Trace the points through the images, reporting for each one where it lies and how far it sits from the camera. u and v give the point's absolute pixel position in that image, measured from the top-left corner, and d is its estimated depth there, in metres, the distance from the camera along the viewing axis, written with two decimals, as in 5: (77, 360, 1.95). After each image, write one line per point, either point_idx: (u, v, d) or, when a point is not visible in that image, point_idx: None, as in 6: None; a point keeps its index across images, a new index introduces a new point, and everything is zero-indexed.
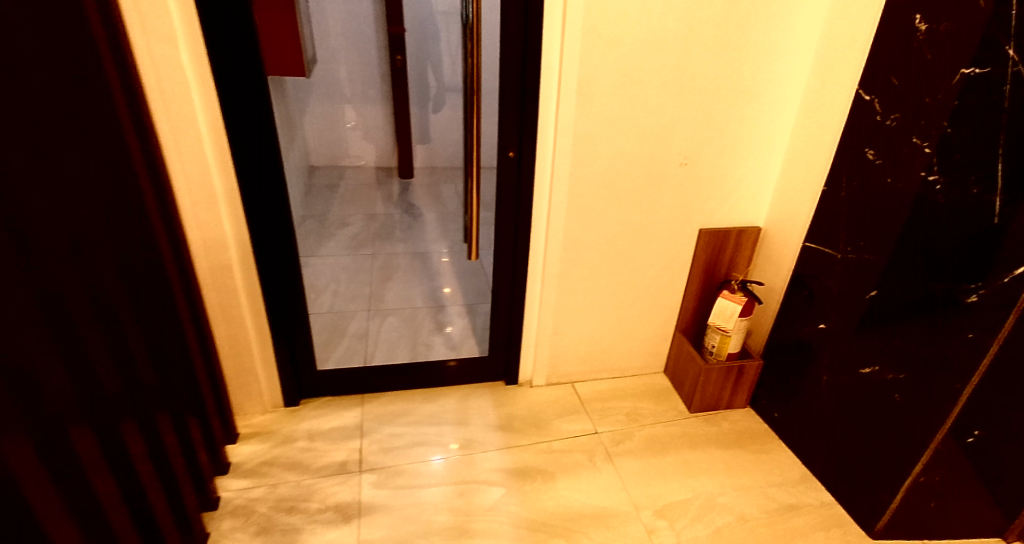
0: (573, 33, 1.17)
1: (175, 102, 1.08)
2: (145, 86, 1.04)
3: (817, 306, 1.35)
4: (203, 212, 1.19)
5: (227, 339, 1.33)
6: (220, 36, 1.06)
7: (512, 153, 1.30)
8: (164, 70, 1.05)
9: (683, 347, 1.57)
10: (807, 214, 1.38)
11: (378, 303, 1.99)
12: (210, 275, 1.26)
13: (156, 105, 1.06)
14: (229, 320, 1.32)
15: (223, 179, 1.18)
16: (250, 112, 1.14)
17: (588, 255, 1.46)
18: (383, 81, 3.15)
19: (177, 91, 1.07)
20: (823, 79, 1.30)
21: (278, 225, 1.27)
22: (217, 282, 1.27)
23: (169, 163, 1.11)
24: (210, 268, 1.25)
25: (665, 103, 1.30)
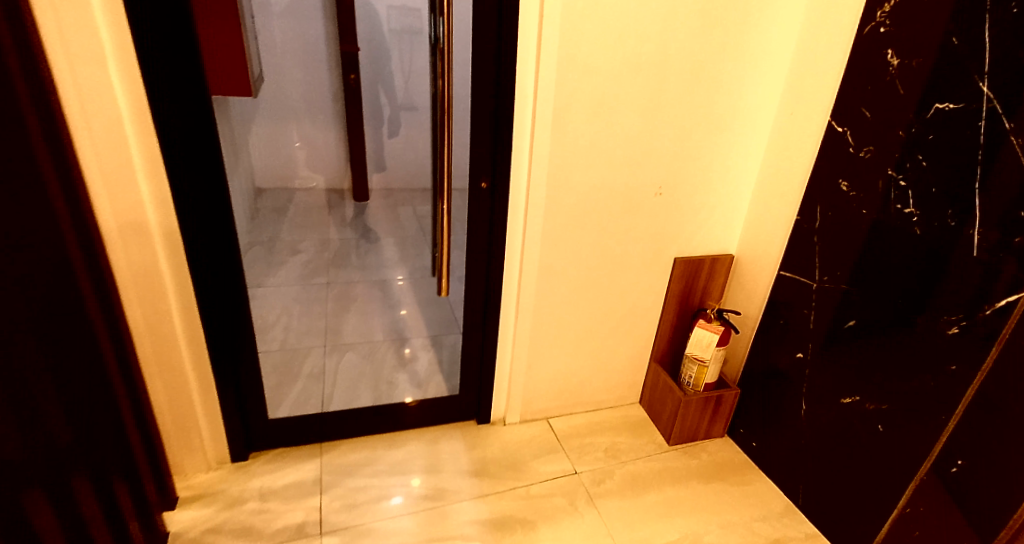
0: (548, 60, 1.13)
1: (102, 128, 0.94)
2: (66, 110, 0.90)
3: (794, 335, 1.34)
4: (135, 252, 1.04)
5: (166, 392, 1.18)
6: (160, 58, 0.95)
7: (485, 183, 1.25)
8: (89, 93, 0.91)
9: (660, 377, 1.54)
10: (781, 243, 1.37)
11: (336, 338, 1.86)
12: (145, 322, 1.11)
13: (79, 132, 0.92)
14: (167, 372, 1.17)
15: (159, 214, 1.04)
16: (195, 142, 1.02)
17: (563, 286, 1.41)
18: (336, 101, 3.03)
19: (104, 116, 0.93)
20: (794, 109, 1.30)
21: (227, 263, 1.15)
22: (154, 329, 1.12)
23: (95, 197, 0.97)
24: (145, 315, 1.10)
25: (640, 132, 1.27)
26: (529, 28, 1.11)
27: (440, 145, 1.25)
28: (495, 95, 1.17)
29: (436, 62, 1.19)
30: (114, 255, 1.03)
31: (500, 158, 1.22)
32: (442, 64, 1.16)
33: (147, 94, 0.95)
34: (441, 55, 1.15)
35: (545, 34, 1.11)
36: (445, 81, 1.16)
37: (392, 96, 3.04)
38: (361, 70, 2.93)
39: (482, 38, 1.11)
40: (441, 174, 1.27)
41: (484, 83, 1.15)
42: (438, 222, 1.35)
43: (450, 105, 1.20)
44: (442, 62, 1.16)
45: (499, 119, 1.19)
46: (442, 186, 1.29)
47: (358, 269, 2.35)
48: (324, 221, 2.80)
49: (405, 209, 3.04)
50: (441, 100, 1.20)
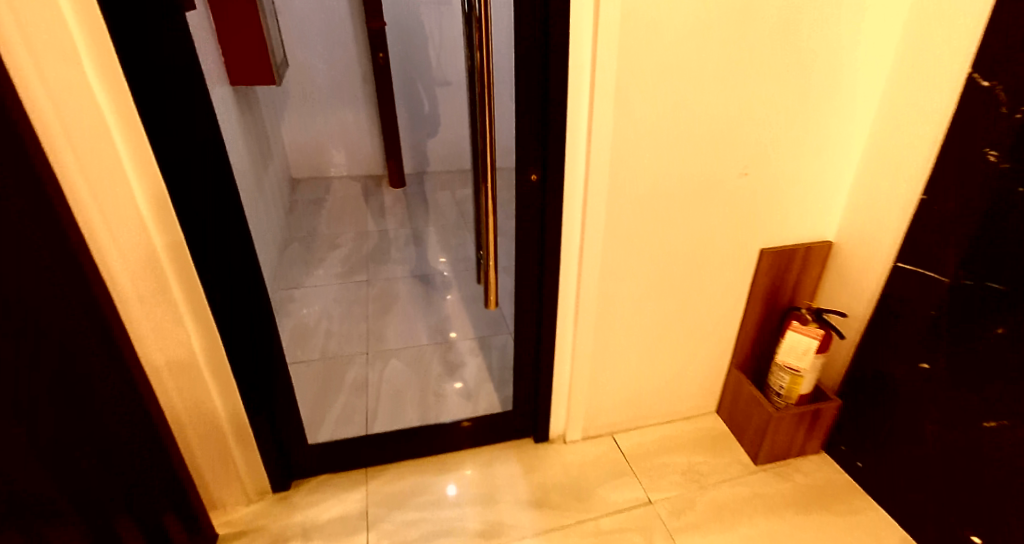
0: (610, 23, 0.92)
1: (86, 140, 0.80)
2: (40, 120, 0.76)
3: (916, 339, 1.12)
4: (145, 281, 0.91)
5: (195, 427, 1.08)
6: (132, 51, 0.78)
7: (535, 175, 1.07)
8: (64, 100, 0.76)
9: (742, 387, 1.39)
10: (897, 229, 1.14)
11: (377, 344, 1.73)
12: (163, 355, 0.99)
13: (59, 147, 0.78)
14: (196, 407, 1.06)
15: (167, 235, 0.91)
16: (191, 149, 0.87)
17: (628, 287, 1.24)
18: (366, 82, 2.87)
19: (85, 125, 0.79)
20: (915, 59, 1.04)
21: (249, 284, 1.02)
22: (173, 361, 1.00)
23: (89, 220, 0.84)
24: (161, 348, 0.98)
25: (722, 101, 1.05)
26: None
27: (482, 136, 1.08)
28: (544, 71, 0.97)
29: (470, 30, 1.00)
30: (120, 287, 0.90)
31: (551, 146, 1.03)
32: (478, 42, 0.97)
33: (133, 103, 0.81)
34: (475, 32, 0.97)
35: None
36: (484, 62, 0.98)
37: (423, 73, 2.86)
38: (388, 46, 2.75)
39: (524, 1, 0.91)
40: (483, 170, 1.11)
41: (530, 55, 0.95)
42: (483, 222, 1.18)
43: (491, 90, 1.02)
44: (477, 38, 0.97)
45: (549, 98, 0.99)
46: (485, 182, 1.13)
47: (397, 262, 2.23)
48: (362, 212, 2.68)
49: (444, 192, 2.89)
50: (479, 84, 1.02)
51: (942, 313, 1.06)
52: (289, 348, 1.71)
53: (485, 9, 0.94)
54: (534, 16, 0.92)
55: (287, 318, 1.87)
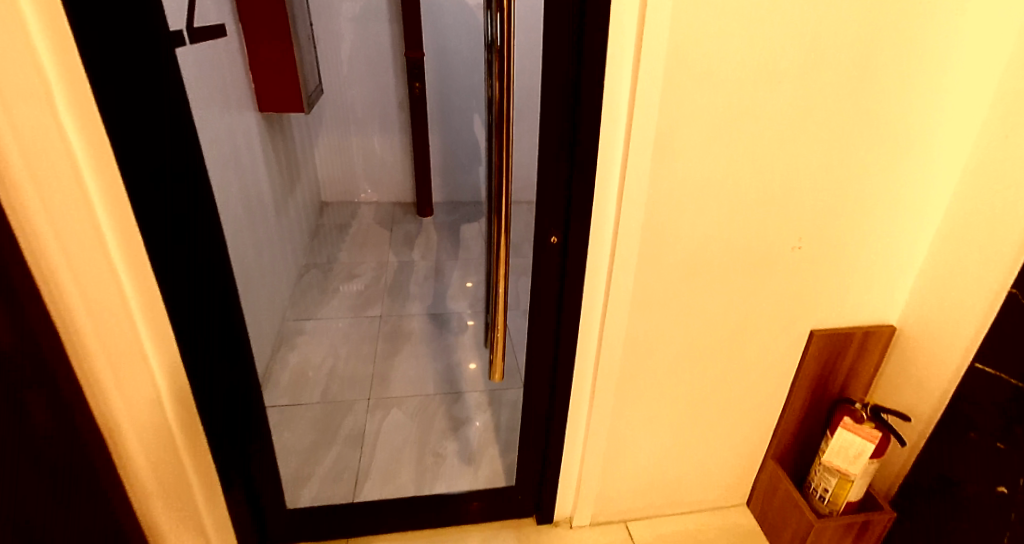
0: (653, 74, 0.81)
1: (55, 189, 0.69)
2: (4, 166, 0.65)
3: (992, 456, 0.95)
4: (118, 344, 0.81)
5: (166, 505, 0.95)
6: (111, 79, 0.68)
7: (555, 238, 0.96)
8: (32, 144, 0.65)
9: (780, 484, 1.23)
10: (978, 323, 0.97)
11: (380, 390, 1.62)
12: (138, 429, 0.87)
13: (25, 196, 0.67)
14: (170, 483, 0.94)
15: (143, 290, 0.80)
16: (168, 181, 0.79)
17: (654, 361, 1.10)
18: (402, 110, 2.83)
19: (56, 171, 0.68)
20: (1010, 130, 0.89)
21: (221, 325, 0.93)
22: (148, 433, 0.88)
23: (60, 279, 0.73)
24: (133, 421, 0.86)
25: (778, 167, 0.93)
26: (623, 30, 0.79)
27: (497, 188, 1.00)
28: (575, 125, 0.87)
29: (490, 69, 0.92)
30: (88, 354, 0.78)
31: (575, 205, 0.92)
32: (497, 91, 0.91)
33: (110, 145, 0.71)
34: (494, 79, 0.90)
35: (647, 39, 0.79)
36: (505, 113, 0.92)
37: (461, 105, 2.80)
38: (427, 74, 2.70)
39: (553, 50, 0.81)
40: (495, 226, 1.03)
41: (557, 107, 0.85)
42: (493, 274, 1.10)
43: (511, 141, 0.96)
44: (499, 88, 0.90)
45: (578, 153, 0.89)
46: (499, 238, 1.04)
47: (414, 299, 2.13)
48: (386, 241, 2.61)
49: (471, 225, 2.80)
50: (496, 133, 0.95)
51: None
52: (289, 387, 1.62)
53: (510, 57, 0.88)
54: (563, 65, 0.82)
55: (293, 352, 1.78)
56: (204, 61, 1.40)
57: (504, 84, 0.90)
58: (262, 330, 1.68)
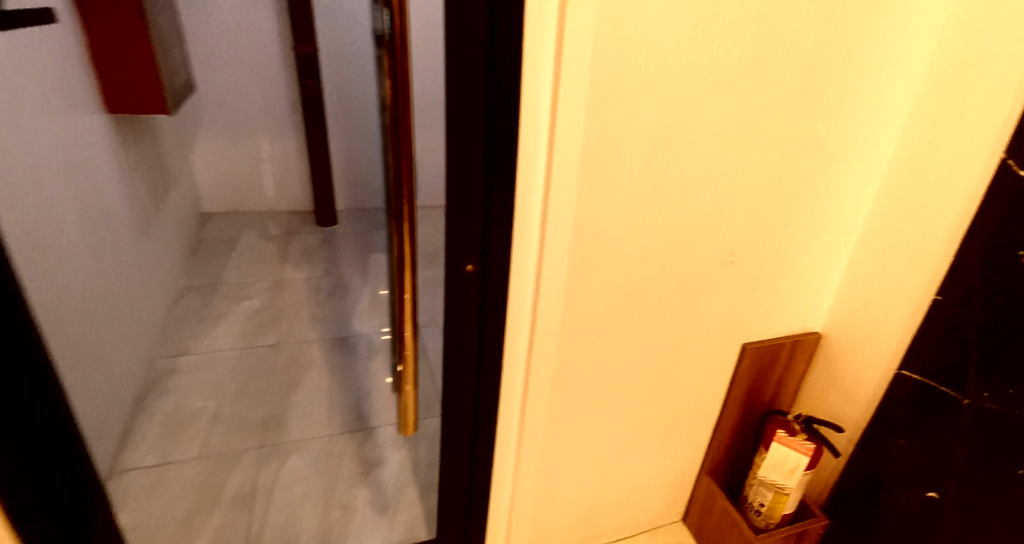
0: (578, 78, 0.73)
1: None
2: None
3: (922, 462, 0.94)
4: None
5: None
6: None
7: (471, 267, 0.85)
8: None
9: (716, 501, 1.18)
10: (903, 329, 0.96)
11: (276, 435, 1.47)
12: None
13: None
14: None
15: None
16: None
17: (585, 389, 1.01)
18: (293, 110, 2.54)
19: None
20: (931, 132, 0.88)
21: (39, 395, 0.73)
22: None
23: None
24: None
25: (709, 177, 0.87)
26: (540, 26, 0.69)
27: (398, 204, 0.86)
28: (490, 135, 0.75)
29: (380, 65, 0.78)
30: None
31: (495, 225, 0.81)
32: (391, 92, 0.76)
33: None
34: (387, 79, 0.76)
35: (568, 40, 0.70)
36: (405, 119, 0.78)
37: (362, 108, 2.58)
38: (321, 77, 2.47)
39: (458, 50, 0.69)
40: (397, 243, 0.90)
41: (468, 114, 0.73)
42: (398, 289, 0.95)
43: (412, 150, 0.82)
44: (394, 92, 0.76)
45: (495, 167, 0.77)
46: (402, 261, 0.91)
47: (315, 315, 1.97)
48: (282, 256, 2.34)
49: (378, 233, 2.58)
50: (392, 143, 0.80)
51: (957, 439, 0.88)
52: (162, 442, 1.42)
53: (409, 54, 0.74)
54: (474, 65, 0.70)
55: (165, 399, 1.56)
56: (18, 53, 1.12)
57: (403, 84, 0.76)
58: (121, 382, 1.44)
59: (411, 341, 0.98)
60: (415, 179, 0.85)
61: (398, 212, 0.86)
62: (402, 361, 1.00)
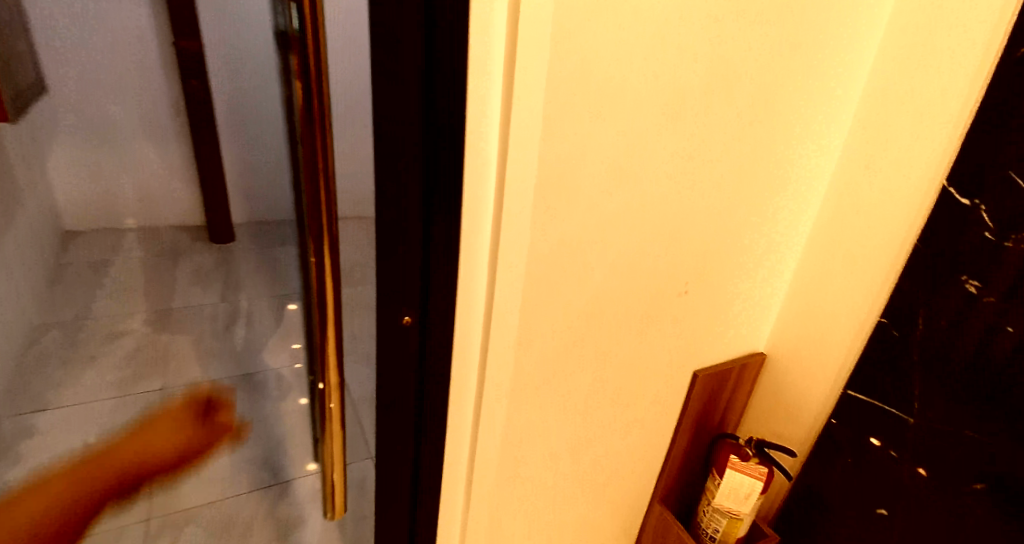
0: (530, 111, 0.63)
1: None
2: None
3: (869, 481, 0.97)
4: None
5: None
6: None
7: (408, 319, 0.74)
8: None
9: (669, 529, 1.14)
10: (846, 349, 0.97)
11: (165, 505, 1.34)
12: None
13: None
14: None
15: None
16: None
17: (538, 435, 0.93)
18: (176, 114, 2.23)
19: None
20: (870, 160, 0.87)
21: None
22: None
23: None
24: None
25: (666, 208, 0.81)
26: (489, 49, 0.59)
27: (318, 226, 0.72)
28: (433, 176, 0.64)
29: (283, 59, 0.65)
30: None
31: (439, 274, 0.71)
32: (302, 98, 0.62)
33: None
34: (297, 80, 0.62)
35: (519, 72, 0.60)
36: (325, 132, 0.65)
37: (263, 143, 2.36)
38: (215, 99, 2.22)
39: (390, 79, 0.59)
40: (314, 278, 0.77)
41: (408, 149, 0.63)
42: (320, 322, 0.80)
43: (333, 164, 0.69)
44: (304, 100, 0.62)
45: (439, 210, 0.67)
46: (324, 304, 0.78)
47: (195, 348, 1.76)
48: (168, 279, 2.06)
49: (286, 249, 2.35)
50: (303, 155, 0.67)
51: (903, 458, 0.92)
52: None
53: (323, 53, 0.60)
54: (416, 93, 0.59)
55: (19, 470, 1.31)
56: None
57: (316, 89, 0.62)
58: None
59: (336, 377, 0.84)
60: (334, 200, 0.72)
61: (316, 238, 0.72)
62: (323, 381, 0.84)
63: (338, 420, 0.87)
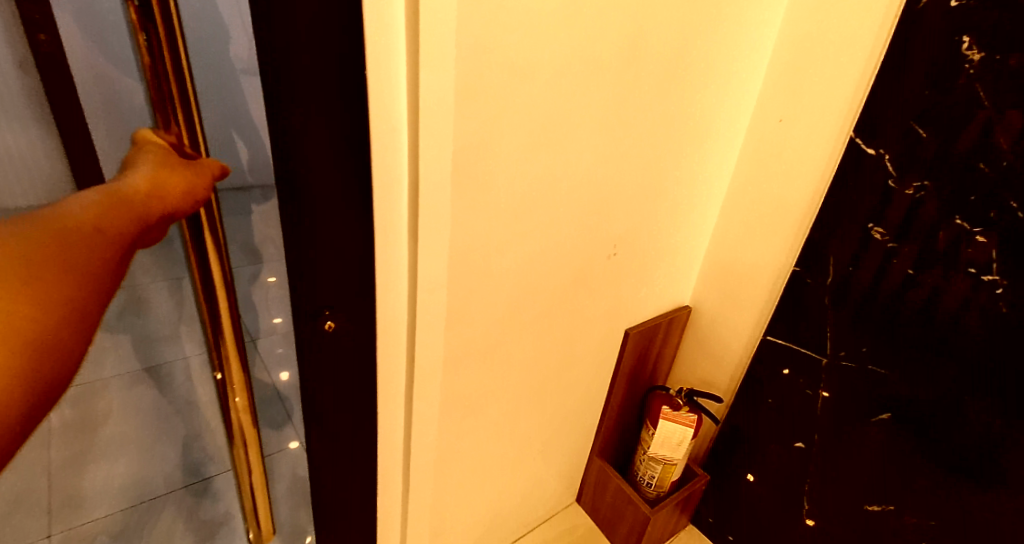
0: (440, 78, 0.57)
1: None
2: None
3: (789, 417, 1.04)
4: None
5: None
6: None
7: (331, 324, 0.67)
8: None
9: (609, 481, 1.19)
10: (765, 298, 1.01)
11: (67, 519, 1.24)
12: None
13: None
14: None
15: None
16: None
17: (470, 412, 0.91)
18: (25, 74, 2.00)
19: None
20: (784, 113, 0.89)
21: None
22: None
23: None
24: None
25: (594, 171, 0.79)
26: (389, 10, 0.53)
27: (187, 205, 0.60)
28: (344, 159, 0.58)
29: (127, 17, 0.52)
30: None
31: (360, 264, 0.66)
32: None
33: None
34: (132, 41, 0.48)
35: (425, 37, 0.54)
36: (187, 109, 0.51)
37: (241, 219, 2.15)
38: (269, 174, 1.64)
39: None
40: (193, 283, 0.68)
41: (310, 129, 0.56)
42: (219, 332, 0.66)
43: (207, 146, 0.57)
44: (156, 82, 0.48)
45: (352, 200, 0.60)
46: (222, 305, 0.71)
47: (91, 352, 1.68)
48: None
49: (172, 248, 2.20)
50: (161, 130, 0.53)
51: (823, 393, 0.98)
52: None
53: (180, 31, 0.48)
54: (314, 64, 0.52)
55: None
56: None
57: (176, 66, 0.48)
58: None
59: (240, 377, 0.71)
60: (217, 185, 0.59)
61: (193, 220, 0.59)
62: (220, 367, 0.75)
63: (250, 426, 0.75)
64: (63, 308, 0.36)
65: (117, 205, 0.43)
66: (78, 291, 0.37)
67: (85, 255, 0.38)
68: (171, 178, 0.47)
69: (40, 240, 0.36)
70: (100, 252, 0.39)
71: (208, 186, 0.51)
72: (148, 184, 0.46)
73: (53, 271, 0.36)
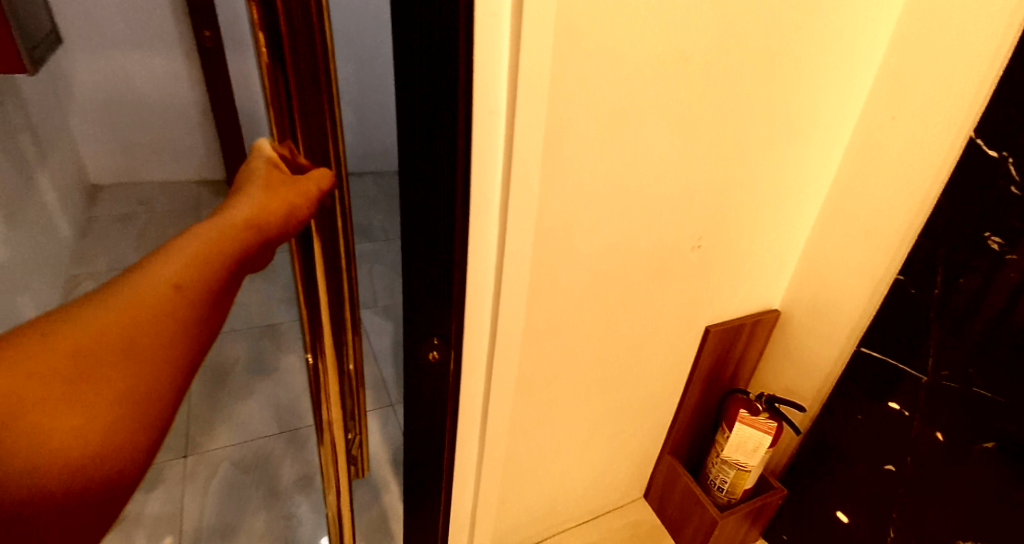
0: (536, 63, 0.62)
1: None
2: None
3: (881, 436, 0.98)
4: None
5: None
6: None
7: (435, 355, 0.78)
8: None
9: (679, 479, 1.18)
10: (862, 305, 0.96)
11: (201, 443, 1.46)
12: None
13: None
14: None
15: None
16: None
17: (544, 387, 0.95)
18: (189, 65, 2.45)
19: None
20: (897, 111, 0.85)
21: None
22: None
23: None
24: None
25: (679, 164, 0.81)
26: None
27: None
28: None
29: None
30: None
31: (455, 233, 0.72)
32: None
33: None
34: None
35: (525, 24, 0.59)
36: None
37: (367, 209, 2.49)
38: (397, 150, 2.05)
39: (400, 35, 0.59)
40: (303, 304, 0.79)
41: None
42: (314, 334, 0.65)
43: None
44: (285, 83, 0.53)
45: None
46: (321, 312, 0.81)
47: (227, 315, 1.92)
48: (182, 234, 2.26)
49: None
50: None
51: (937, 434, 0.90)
52: None
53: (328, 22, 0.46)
54: None
55: None
56: None
57: (318, 51, 0.47)
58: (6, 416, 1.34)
59: None
60: None
61: None
62: None
63: None
64: (129, 378, 0.36)
65: (209, 248, 0.41)
66: (142, 362, 0.36)
67: (158, 320, 0.37)
68: (272, 200, 0.46)
69: (109, 322, 0.36)
70: (176, 310, 0.38)
71: (308, 202, 0.49)
72: (249, 214, 0.44)
73: (112, 354, 0.35)
